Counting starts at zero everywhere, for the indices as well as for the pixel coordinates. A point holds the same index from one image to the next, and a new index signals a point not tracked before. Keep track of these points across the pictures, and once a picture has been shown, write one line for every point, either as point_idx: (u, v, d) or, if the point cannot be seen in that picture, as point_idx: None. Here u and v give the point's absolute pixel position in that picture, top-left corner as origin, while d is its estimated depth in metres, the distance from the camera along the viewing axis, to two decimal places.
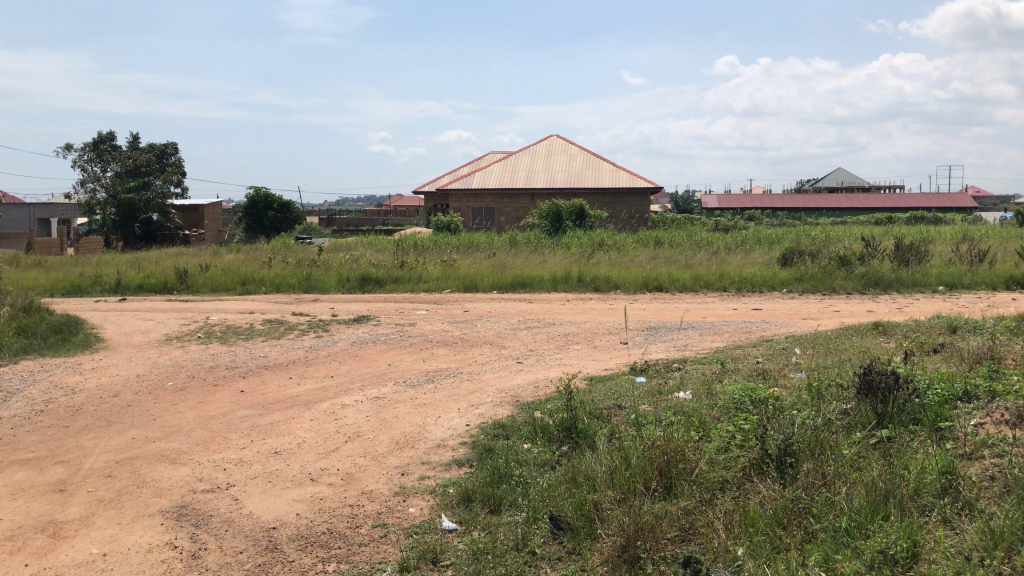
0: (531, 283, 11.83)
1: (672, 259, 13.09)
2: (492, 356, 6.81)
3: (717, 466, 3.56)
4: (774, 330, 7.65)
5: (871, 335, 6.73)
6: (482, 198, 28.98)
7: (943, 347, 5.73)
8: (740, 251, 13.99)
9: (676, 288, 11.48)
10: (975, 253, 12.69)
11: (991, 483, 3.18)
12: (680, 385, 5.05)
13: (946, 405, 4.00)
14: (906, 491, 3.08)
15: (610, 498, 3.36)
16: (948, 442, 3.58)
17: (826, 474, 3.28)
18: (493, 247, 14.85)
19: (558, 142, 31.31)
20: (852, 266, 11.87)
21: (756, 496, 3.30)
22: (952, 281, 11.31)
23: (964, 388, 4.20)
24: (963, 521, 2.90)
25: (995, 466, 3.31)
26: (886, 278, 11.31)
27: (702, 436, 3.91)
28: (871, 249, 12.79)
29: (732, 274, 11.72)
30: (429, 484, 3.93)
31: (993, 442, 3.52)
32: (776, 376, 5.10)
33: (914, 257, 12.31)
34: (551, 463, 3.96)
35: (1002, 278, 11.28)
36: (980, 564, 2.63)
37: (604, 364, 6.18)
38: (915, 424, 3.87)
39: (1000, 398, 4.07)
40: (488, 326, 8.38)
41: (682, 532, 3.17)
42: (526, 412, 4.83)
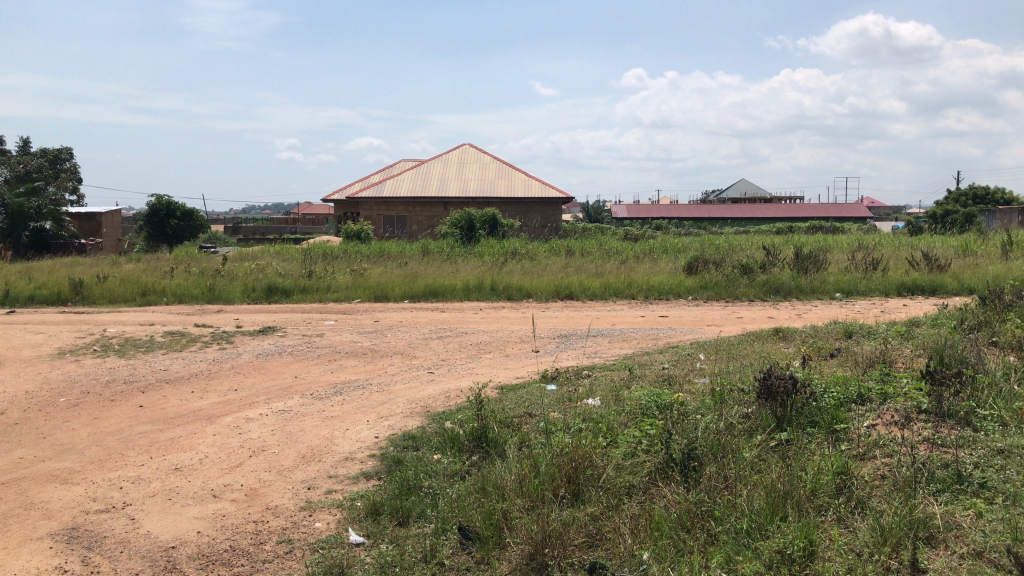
0: (443, 292, 11.80)
1: (583, 268, 13.25)
2: (402, 367, 6.76)
3: (624, 472, 3.62)
4: (681, 336, 7.84)
5: (772, 341, 6.95)
6: (393, 206, 28.77)
7: (839, 351, 5.96)
8: (648, 260, 14.26)
9: (586, 296, 11.63)
10: (868, 261, 13.28)
11: (882, 481, 3.32)
12: (589, 392, 5.10)
13: (841, 408, 4.16)
14: (804, 492, 3.18)
15: (518, 507, 3.37)
16: (843, 443, 3.73)
17: (727, 477, 3.37)
18: (404, 256, 14.76)
19: (470, 151, 31.38)
20: (753, 274, 12.25)
21: (661, 500, 3.36)
22: (848, 288, 11.80)
23: (858, 391, 4.38)
24: (855, 520, 3.02)
25: (885, 465, 3.46)
26: (786, 285, 11.71)
27: (610, 441, 3.96)
28: (772, 257, 13.24)
29: (640, 282, 11.95)
30: (336, 497, 3.87)
31: (884, 442, 3.69)
32: (681, 381, 5.21)
33: (812, 265, 12.79)
34: (460, 473, 3.95)
35: (895, 284, 11.82)
36: (871, 560, 2.74)
37: (515, 373, 6.21)
38: (812, 426, 4.00)
39: (890, 400, 4.27)
40: (398, 336, 8.31)
41: (590, 538, 3.21)
42: (436, 423, 4.81)
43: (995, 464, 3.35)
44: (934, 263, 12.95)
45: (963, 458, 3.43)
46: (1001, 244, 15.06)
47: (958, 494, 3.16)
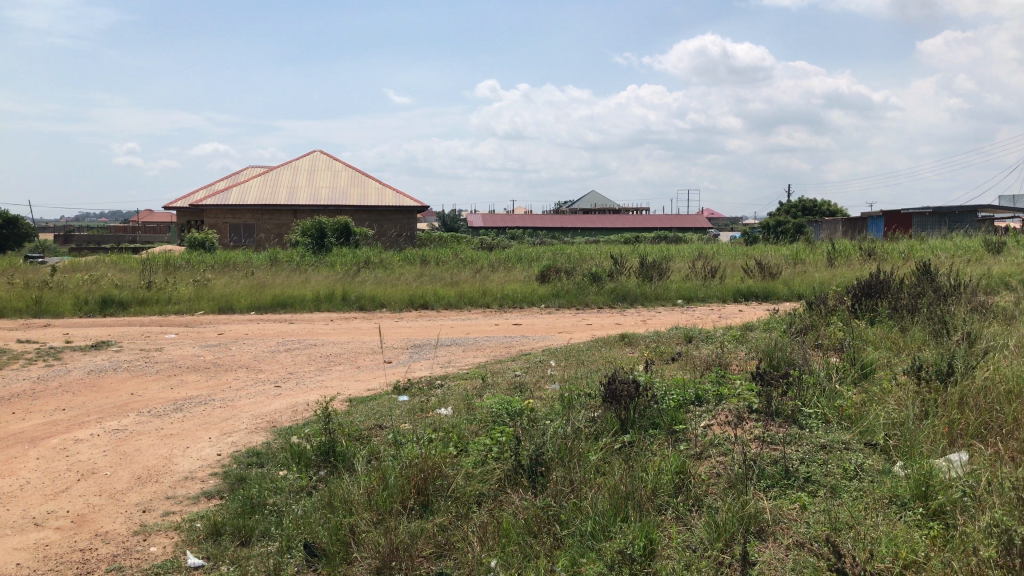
0: (292, 303, 11.52)
1: (437, 277, 13.26)
2: (248, 381, 6.53)
3: (473, 480, 3.64)
4: (532, 343, 7.97)
5: (618, 346, 7.17)
6: (240, 214, 27.81)
7: (680, 355, 6.23)
8: (501, 268, 14.43)
9: (440, 305, 11.63)
10: (708, 270, 13.96)
11: (717, 478, 3.49)
12: (441, 402, 5.10)
13: (681, 409, 4.34)
14: (645, 491, 3.30)
15: (366, 521, 3.33)
16: (682, 443, 3.89)
17: (573, 481, 3.45)
18: (252, 266, 14.31)
19: (321, 158, 30.82)
20: (602, 282, 12.62)
21: (509, 506, 3.40)
22: (689, 295, 12.34)
23: (696, 393, 4.58)
24: (693, 517, 3.16)
25: (720, 463, 3.63)
26: (632, 293, 12.13)
27: (460, 450, 3.97)
28: (619, 266, 13.69)
29: (494, 291, 12.08)
30: (174, 519, 3.69)
31: (719, 441, 3.88)
32: (531, 388, 5.29)
33: (656, 273, 13.31)
34: (307, 489, 3.85)
35: (732, 291, 12.47)
36: (706, 555, 2.87)
37: (366, 384, 6.12)
38: (654, 428, 4.16)
39: (725, 401, 4.50)
40: (244, 348, 8.04)
41: (438, 549, 3.21)
42: (282, 438, 4.68)
43: (818, 459, 3.59)
44: (767, 271, 13.74)
45: (790, 455, 3.65)
46: (825, 252, 16.19)
47: (786, 488, 3.36)
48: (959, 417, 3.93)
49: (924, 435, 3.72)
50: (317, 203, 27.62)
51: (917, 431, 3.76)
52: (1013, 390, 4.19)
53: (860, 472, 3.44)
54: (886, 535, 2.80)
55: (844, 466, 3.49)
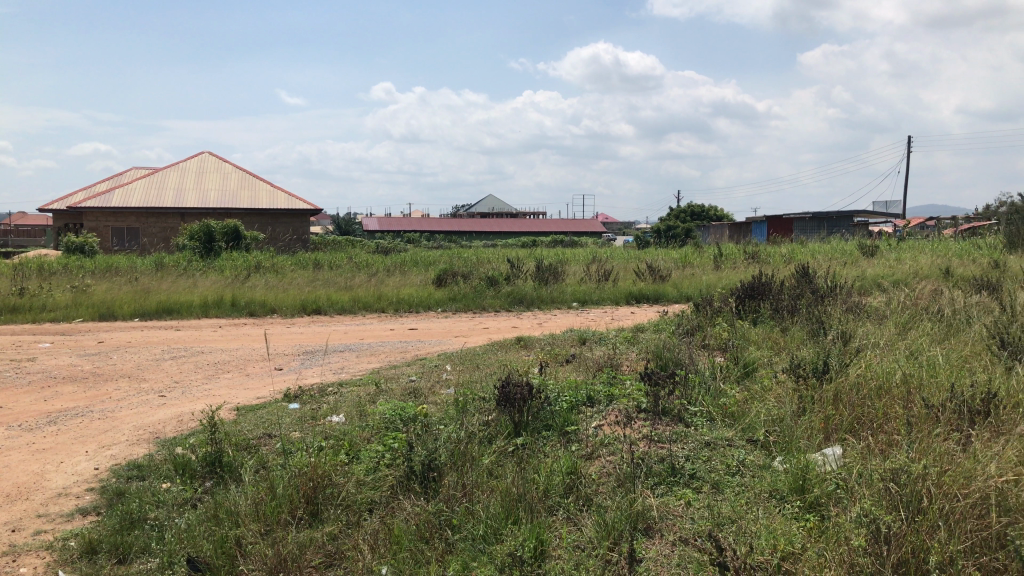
0: (179, 310, 11.13)
1: (331, 282, 13.06)
2: (130, 391, 6.28)
3: (364, 488, 3.60)
4: (427, 348, 7.94)
5: (513, 350, 7.21)
6: (123, 217, 26.69)
7: (574, 357, 6.32)
8: (397, 273, 14.32)
9: (334, 310, 11.46)
10: (601, 273, 14.22)
11: (607, 478, 3.55)
12: (333, 409, 5.02)
13: (573, 411, 4.41)
14: (536, 493, 3.33)
15: (252, 532, 3.25)
16: (573, 444, 3.95)
17: (465, 485, 3.46)
18: (134, 271, 13.75)
19: (209, 159, 29.92)
20: (498, 286, 12.67)
21: (400, 513, 3.38)
22: (584, 297, 12.54)
23: (588, 394, 4.67)
24: (582, 516, 3.20)
25: (611, 463, 3.71)
26: (528, 296, 12.23)
27: (352, 458, 3.92)
28: (515, 270, 13.78)
29: (389, 295, 11.97)
30: (45, 539, 3.51)
31: (609, 441, 3.96)
32: (426, 393, 5.27)
33: (551, 277, 13.48)
34: (192, 502, 3.73)
35: (624, 293, 12.74)
36: (594, 554, 2.92)
37: (255, 393, 5.97)
38: (546, 430, 4.20)
39: (615, 402, 4.60)
40: (125, 357, 7.72)
41: (328, 558, 3.16)
42: (165, 450, 4.51)
43: (703, 455, 3.71)
44: (657, 275, 14.09)
45: (677, 453, 3.76)
46: (713, 256, 16.71)
47: (672, 485, 3.46)
48: (833, 413, 4.13)
49: (800, 430, 3.89)
50: (206, 206, 26.80)
51: (794, 426, 3.94)
52: (882, 385, 4.43)
53: (742, 467, 3.57)
54: (766, 528, 2.90)
55: (727, 462, 3.61)
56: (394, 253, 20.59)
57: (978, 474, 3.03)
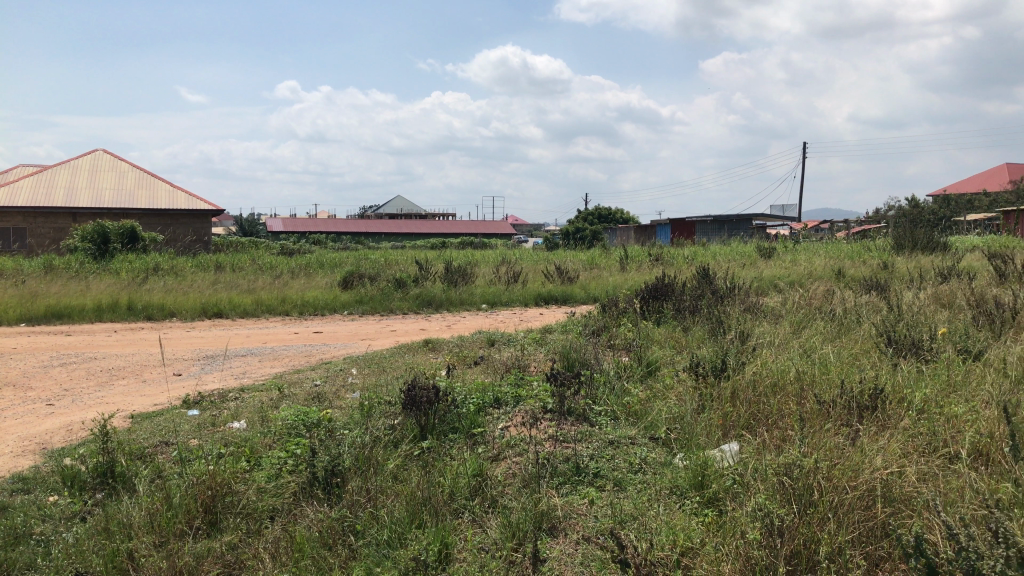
0: (70, 314, 10.66)
1: (233, 284, 12.74)
2: (16, 400, 5.98)
3: (266, 495, 3.52)
4: (333, 352, 7.83)
5: (421, 353, 7.17)
6: (9, 217, 25.40)
7: (482, 359, 6.34)
8: (302, 275, 14.06)
9: (237, 313, 11.18)
10: (509, 275, 14.30)
11: (513, 479, 3.58)
12: (234, 415, 4.89)
13: (479, 413, 4.42)
14: (441, 497, 3.32)
15: (147, 544, 3.14)
16: (479, 446, 3.96)
17: (369, 490, 3.43)
18: (21, 273, 13.11)
19: (104, 157, 28.79)
20: (406, 288, 12.60)
21: (303, 520, 3.32)
22: (492, 299, 12.58)
23: (495, 396, 4.69)
24: (487, 518, 3.21)
25: (516, 464, 3.73)
26: (437, 298, 12.19)
27: (253, 465, 3.83)
28: (423, 271, 13.72)
29: (293, 298, 11.75)
30: None
31: (515, 442, 3.98)
32: (331, 397, 5.19)
33: (459, 278, 13.47)
34: (82, 515, 3.58)
35: (532, 295, 12.84)
36: (498, 556, 2.92)
37: (152, 400, 5.77)
38: (453, 432, 4.20)
39: (522, 403, 4.63)
40: (11, 364, 7.35)
41: (226, 568, 3.07)
42: (53, 461, 4.31)
43: (606, 454, 3.77)
44: (564, 277, 14.25)
45: (581, 452, 3.81)
46: (619, 258, 16.99)
47: (576, 484, 3.50)
48: (732, 410, 4.26)
49: (700, 427, 4.00)
50: (100, 206, 25.78)
51: (694, 423, 4.04)
52: (777, 382, 4.59)
53: (644, 465, 3.64)
54: (666, 525, 2.96)
55: (629, 460, 3.68)
56: (299, 254, 20.24)
57: (864, 466, 3.18)
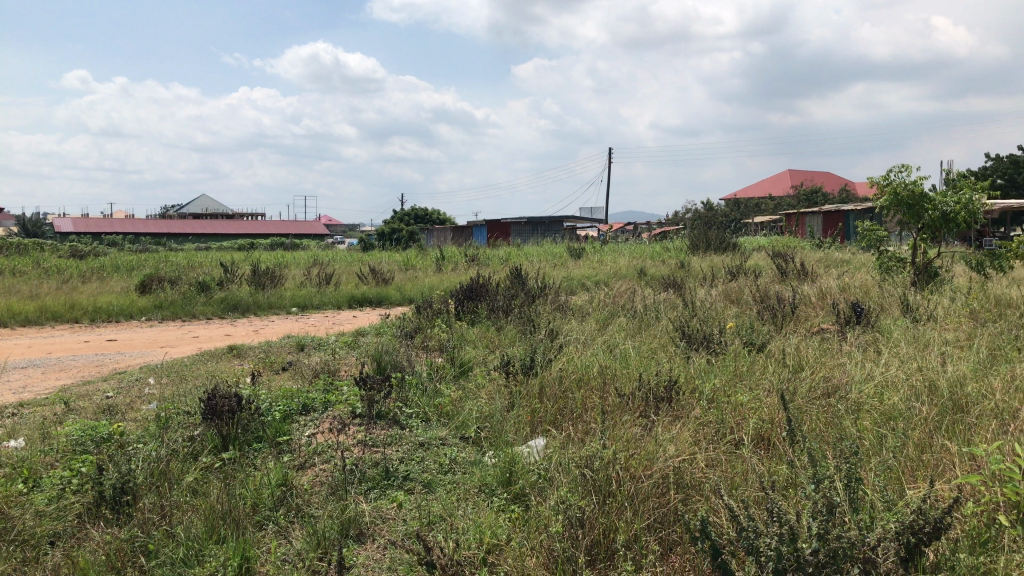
0: None
1: (13, 290, 11.67)
2: None
3: (46, 519, 3.25)
4: (128, 361, 7.34)
5: (225, 360, 6.86)
6: None
7: (290, 365, 6.16)
8: (94, 279, 13.11)
9: (17, 321, 10.24)
10: (321, 277, 13.99)
11: (320, 486, 3.50)
12: (11, 434, 4.48)
13: (285, 421, 4.30)
14: (243, 509, 3.20)
15: None
16: (285, 454, 3.85)
17: (164, 507, 3.24)
18: None
19: None
20: (210, 291, 12.04)
21: (89, 542, 3.09)
22: (303, 302, 12.26)
23: (303, 402, 4.58)
24: (292, 529, 3.12)
25: (324, 472, 3.65)
26: (244, 302, 11.72)
27: (32, 486, 3.53)
28: (229, 274, 13.16)
29: (84, 305, 10.93)
30: None
31: (323, 450, 3.90)
32: (124, 410, 4.87)
33: (269, 281, 13.03)
34: None
35: (345, 297, 12.62)
36: (301, 566, 2.84)
37: None
38: (257, 442, 4.06)
39: (332, 408, 4.55)
40: None
41: None
42: None
43: (415, 457, 3.77)
44: (379, 278, 14.11)
45: (390, 455, 3.79)
46: (434, 259, 17.00)
47: (385, 488, 3.48)
48: (539, 406, 4.37)
49: (509, 425, 4.08)
50: None
51: (503, 422, 4.12)
52: (582, 379, 4.78)
53: (453, 465, 3.68)
54: (473, 523, 2.99)
55: (439, 461, 3.70)
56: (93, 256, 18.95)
57: (659, 455, 3.37)
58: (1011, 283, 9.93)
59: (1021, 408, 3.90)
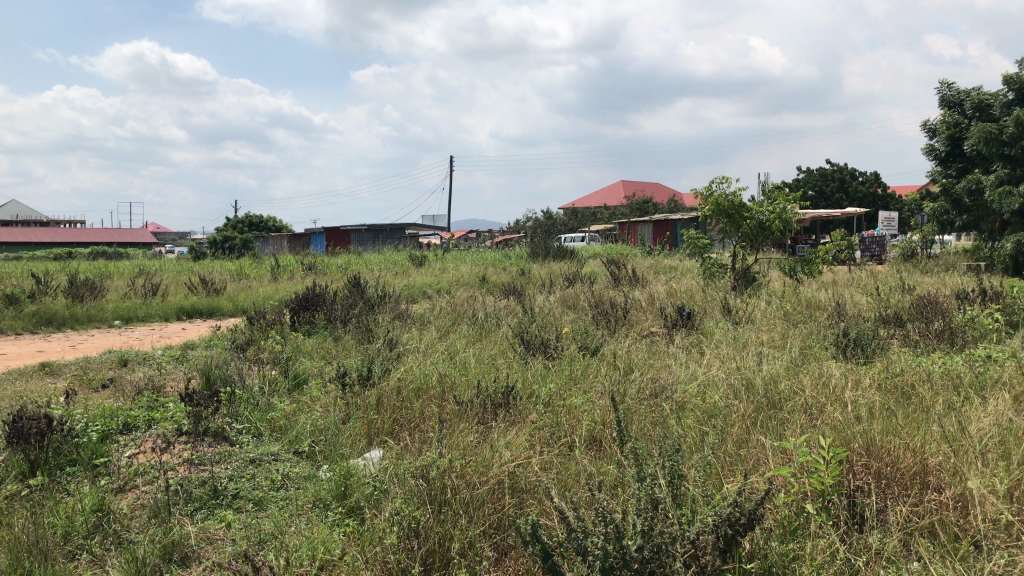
0: None
1: None
2: None
3: None
4: None
5: (36, 378, 6.37)
6: None
7: (110, 382, 5.80)
8: None
9: None
10: (147, 288, 13.27)
11: (141, 510, 3.31)
12: None
13: (103, 442, 4.04)
14: (53, 539, 2.98)
15: None
16: (102, 477, 3.61)
17: None
18: None
19: None
20: (21, 304, 11.16)
21: None
22: (127, 314, 11.57)
23: (124, 421, 4.33)
24: (109, 556, 2.93)
25: (146, 493, 3.46)
26: (60, 315, 10.93)
27: None
28: (42, 286, 12.24)
29: None
30: None
31: (144, 471, 3.70)
32: None
33: (88, 292, 12.23)
34: None
35: (174, 309, 12.02)
36: None
37: None
38: (70, 465, 3.79)
39: (156, 426, 4.33)
40: None
41: None
42: None
43: (246, 474, 3.64)
44: (210, 289, 13.54)
45: (218, 474, 3.64)
46: (270, 268, 16.47)
47: (213, 508, 3.34)
48: (375, 417, 4.32)
49: (344, 438, 4.01)
50: None
51: (339, 435, 4.05)
52: (420, 388, 4.78)
53: (286, 481, 3.57)
54: (305, 539, 2.91)
55: (270, 477, 3.59)
56: None
57: (494, 462, 3.42)
58: (820, 287, 10.73)
59: (826, 403, 4.23)
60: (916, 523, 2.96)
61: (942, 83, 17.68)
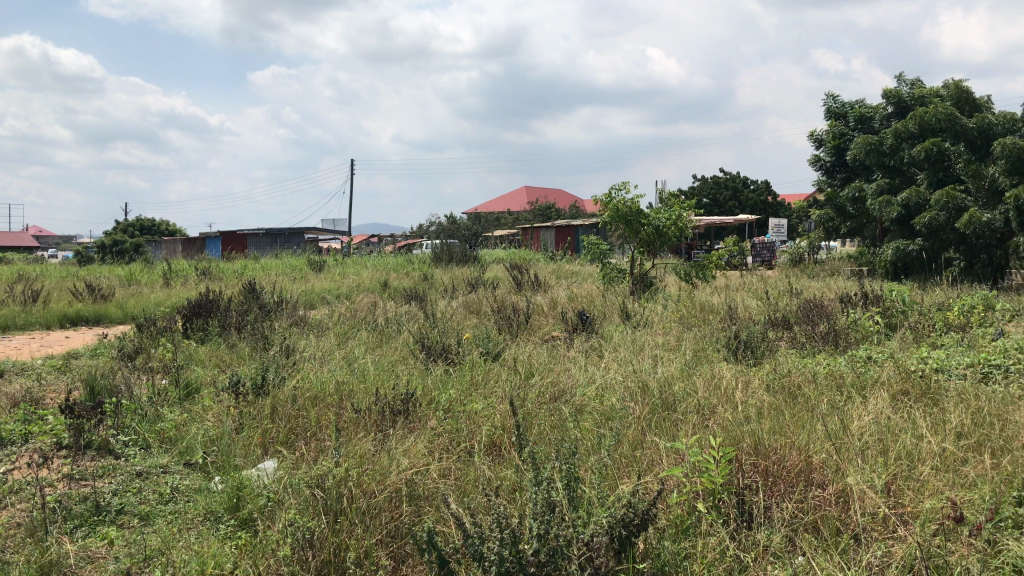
0: None
1: None
2: None
3: None
4: None
5: None
6: None
7: None
8: None
9: None
10: (27, 294, 12.61)
11: (17, 529, 3.14)
12: None
13: None
14: None
15: None
16: None
17: None
18: None
19: None
20: None
21: None
22: (5, 322, 10.97)
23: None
24: None
25: (22, 511, 3.29)
26: None
27: None
28: None
29: None
30: None
31: (20, 487, 3.52)
32: None
33: None
34: None
35: (58, 316, 11.47)
36: None
37: None
38: None
39: (34, 440, 4.12)
40: None
41: None
42: None
43: (131, 488, 3.50)
44: (97, 295, 12.97)
45: (102, 488, 3.49)
46: (161, 274, 15.92)
47: (96, 525, 3.20)
48: (271, 426, 4.23)
49: (237, 448, 3.91)
50: None
51: (231, 445, 3.94)
52: (316, 396, 4.70)
53: (175, 494, 3.46)
54: (194, 553, 2.82)
55: (158, 491, 3.46)
56: None
57: (392, 469, 3.39)
58: (714, 291, 11.07)
59: (718, 403, 4.36)
60: (800, 518, 3.08)
61: (827, 95, 18.48)
